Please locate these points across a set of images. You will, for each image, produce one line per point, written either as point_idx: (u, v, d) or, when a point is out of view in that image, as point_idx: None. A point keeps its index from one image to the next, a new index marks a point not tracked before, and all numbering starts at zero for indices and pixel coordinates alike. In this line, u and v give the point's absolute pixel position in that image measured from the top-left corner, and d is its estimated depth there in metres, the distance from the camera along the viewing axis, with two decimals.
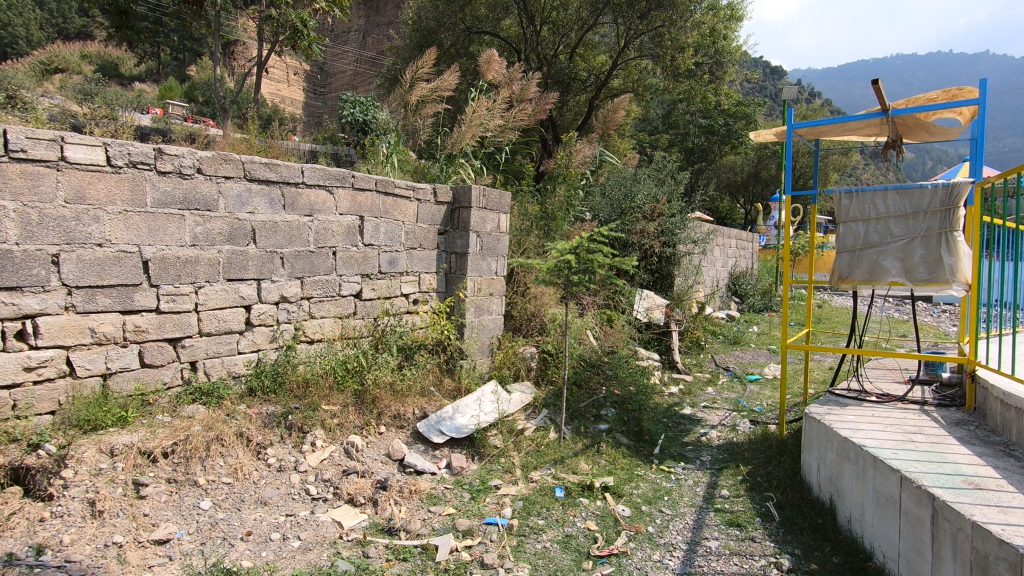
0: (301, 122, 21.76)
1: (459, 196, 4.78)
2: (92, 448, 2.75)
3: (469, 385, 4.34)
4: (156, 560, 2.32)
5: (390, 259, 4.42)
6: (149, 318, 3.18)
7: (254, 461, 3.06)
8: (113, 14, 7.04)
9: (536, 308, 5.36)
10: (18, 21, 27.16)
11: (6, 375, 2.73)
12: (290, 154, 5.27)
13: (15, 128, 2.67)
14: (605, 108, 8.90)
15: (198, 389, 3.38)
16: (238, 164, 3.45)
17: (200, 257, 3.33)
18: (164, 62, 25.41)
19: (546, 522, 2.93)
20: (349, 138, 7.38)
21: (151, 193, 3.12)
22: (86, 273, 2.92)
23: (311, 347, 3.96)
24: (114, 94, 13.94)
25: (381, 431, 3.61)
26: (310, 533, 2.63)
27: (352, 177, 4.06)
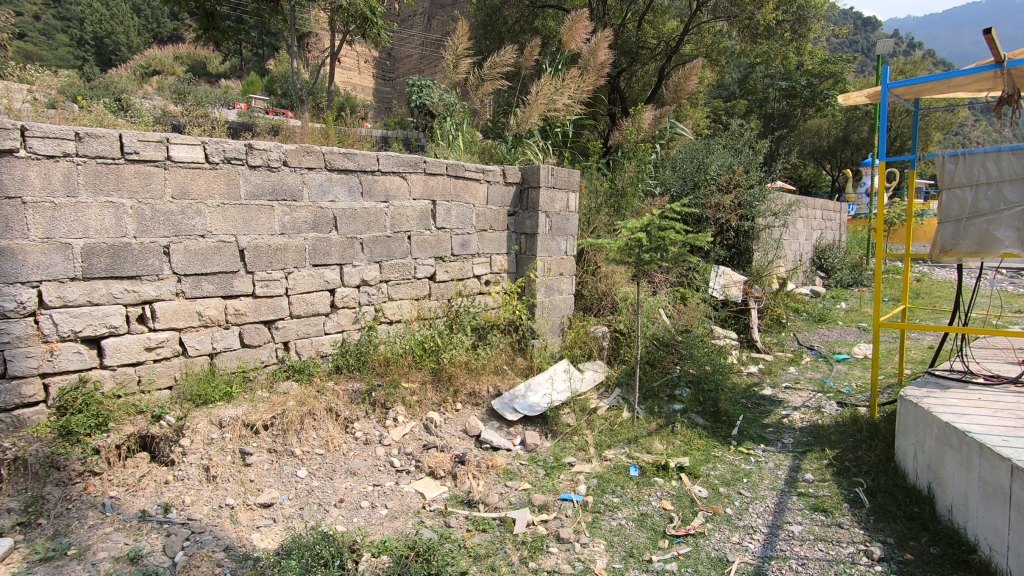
0: (372, 108, 22.45)
1: (527, 176, 4.78)
2: (205, 420, 3.04)
3: (541, 363, 4.41)
4: (263, 522, 2.57)
5: (462, 241, 4.52)
6: (247, 302, 3.45)
7: (343, 434, 3.28)
8: (201, 17, 7.54)
9: (607, 287, 5.30)
10: (120, 29, 29.78)
11: (131, 354, 3.06)
12: (364, 142, 5.47)
13: (129, 133, 2.92)
14: (674, 76, 8.60)
15: (291, 366, 3.65)
16: (319, 155, 3.63)
17: (288, 245, 3.57)
18: (246, 58, 26.80)
19: (621, 500, 2.95)
20: (419, 122, 7.56)
21: (245, 186, 3.35)
22: (193, 262, 3.21)
23: (391, 327, 4.17)
24: (204, 92, 14.96)
25: (458, 408, 3.75)
26: (395, 502, 2.80)
27: (423, 162, 4.16)
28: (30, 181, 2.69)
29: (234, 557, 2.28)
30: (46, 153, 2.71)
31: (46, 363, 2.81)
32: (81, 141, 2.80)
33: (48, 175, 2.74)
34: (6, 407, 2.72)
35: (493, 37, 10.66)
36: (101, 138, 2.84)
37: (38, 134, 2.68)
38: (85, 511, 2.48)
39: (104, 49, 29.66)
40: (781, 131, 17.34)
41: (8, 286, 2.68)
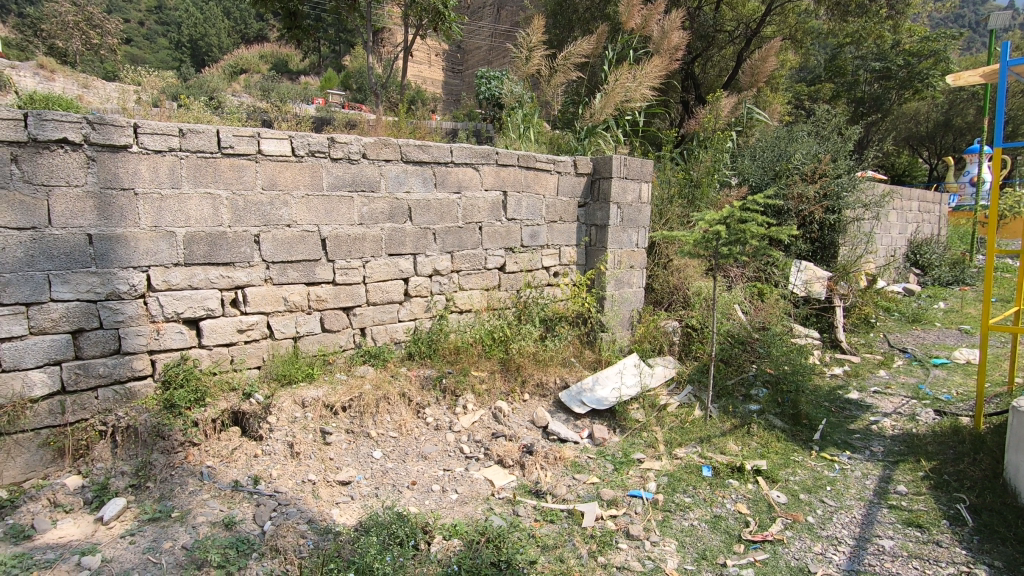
0: (442, 101, 22.83)
1: (599, 167, 4.70)
2: (289, 399, 3.23)
3: (610, 357, 4.36)
4: (342, 498, 2.70)
5: (531, 232, 4.52)
6: (328, 289, 3.62)
7: (415, 419, 3.38)
8: (285, 17, 7.92)
9: (680, 281, 5.14)
10: (212, 31, 31.88)
11: (225, 335, 3.29)
12: (436, 134, 5.57)
13: (225, 128, 3.11)
14: (750, 58, 8.22)
15: (367, 351, 3.81)
16: (395, 148, 3.73)
17: (366, 235, 3.71)
18: (324, 55, 27.92)
19: (693, 500, 2.87)
20: (489, 113, 7.63)
21: (327, 178, 3.50)
22: (280, 250, 3.39)
23: (461, 317, 4.25)
24: (286, 89, 15.76)
25: (526, 398, 3.77)
26: (465, 488, 2.86)
27: (496, 153, 4.18)
28: (141, 174, 2.92)
29: (317, 530, 2.42)
30: (154, 148, 2.93)
31: (153, 341, 3.07)
32: (184, 137, 3.00)
33: (156, 169, 2.96)
34: (120, 379, 3.00)
35: (563, 25, 10.52)
36: (201, 134, 3.04)
37: (148, 131, 2.89)
38: (186, 478, 2.71)
39: (199, 50, 31.85)
40: (873, 117, 16.07)
41: (122, 270, 2.93)
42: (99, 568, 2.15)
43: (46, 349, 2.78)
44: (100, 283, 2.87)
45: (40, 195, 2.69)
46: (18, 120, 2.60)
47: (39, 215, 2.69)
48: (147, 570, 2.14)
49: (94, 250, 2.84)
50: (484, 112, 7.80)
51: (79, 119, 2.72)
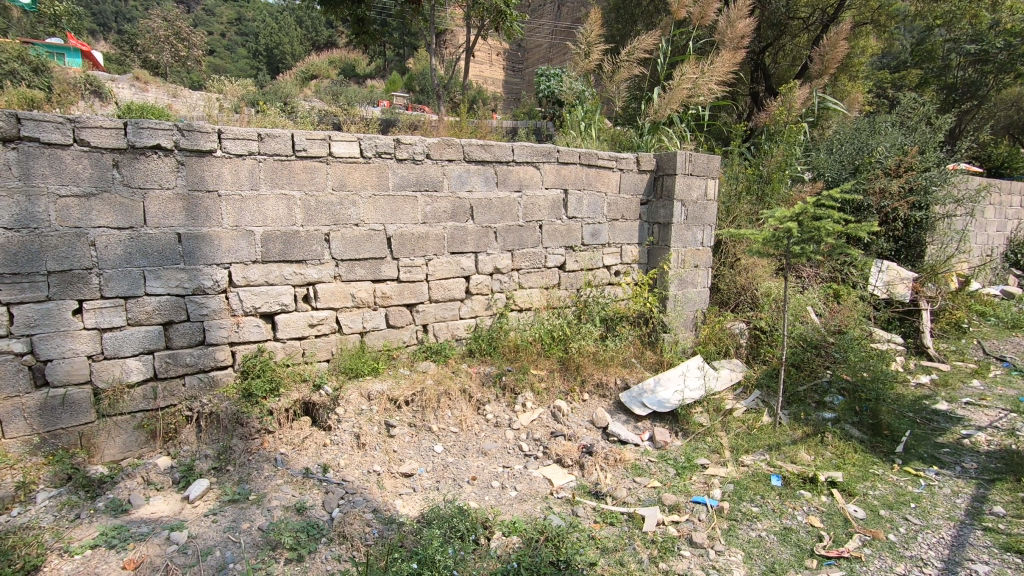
0: (502, 100, 22.95)
1: (663, 163, 4.58)
2: (356, 392, 3.36)
3: (672, 359, 4.26)
4: (404, 489, 2.78)
5: (592, 230, 4.48)
6: (393, 286, 3.73)
7: (476, 415, 3.44)
8: (353, 23, 8.21)
9: (748, 281, 4.93)
10: (286, 40, 33.49)
11: (298, 329, 3.46)
12: (496, 133, 5.60)
13: (299, 132, 3.25)
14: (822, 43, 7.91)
15: (429, 347, 3.90)
16: (458, 148, 3.79)
17: (429, 233, 3.79)
18: (389, 58, 28.70)
19: (761, 510, 2.76)
20: (549, 111, 7.60)
21: (393, 178, 3.60)
22: (349, 248, 3.53)
23: (521, 315, 4.28)
24: (354, 93, 16.34)
25: (585, 398, 3.73)
26: (524, 486, 2.88)
27: (557, 151, 4.16)
28: (224, 177, 3.11)
29: (381, 519, 2.50)
30: (236, 152, 3.11)
31: (233, 333, 3.27)
32: (262, 141, 3.17)
33: (237, 172, 3.14)
34: (204, 368, 3.22)
35: (625, 19, 10.32)
36: (278, 138, 3.19)
37: (230, 136, 3.07)
38: (262, 464, 2.88)
39: (274, 58, 33.58)
40: (968, 104, 14.74)
41: (207, 267, 3.14)
42: (185, 543, 2.31)
43: (141, 339, 3.02)
44: (187, 279, 3.09)
45: (137, 197, 2.92)
46: (119, 129, 2.82)
47: (136, 216, 2.93)
48: (228, 548, 2.29)
49: (183, 248, 3.05)
50: (544, 110, 7.78)
51: (170, 127, 2.92)
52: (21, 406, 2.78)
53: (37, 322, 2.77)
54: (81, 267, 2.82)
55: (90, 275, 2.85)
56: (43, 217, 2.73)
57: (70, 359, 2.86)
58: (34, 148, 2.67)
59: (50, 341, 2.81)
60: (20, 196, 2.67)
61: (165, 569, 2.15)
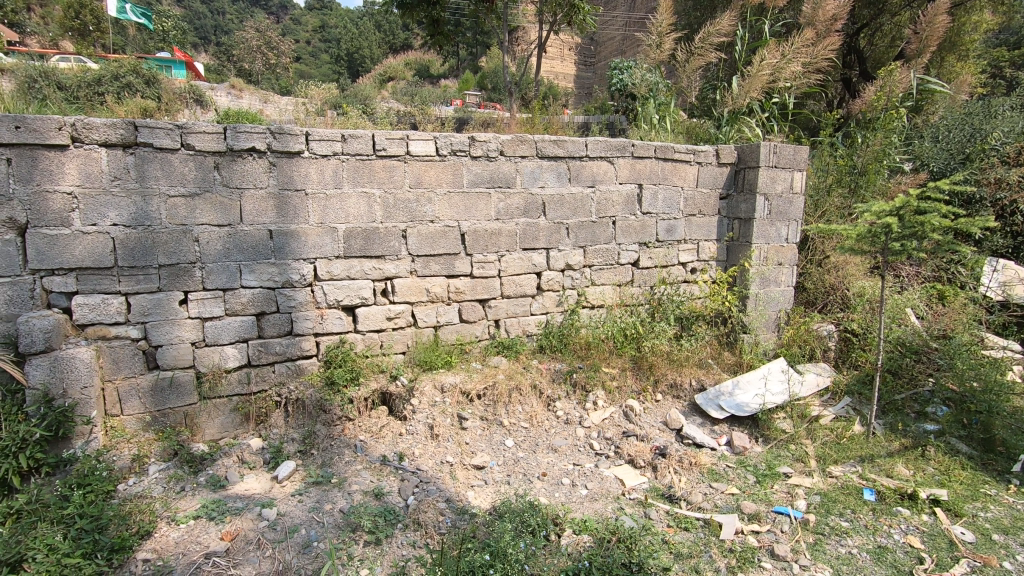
0: (574, 95, 22.75)
1: (745, 156, 4.37)
2: (430, 384, 3.45)
3: (752, 361, 4.07)
4: (476, 481, 2.83)
5: (668, 226, 4.35)
6: (466, 282, 3.80)
7: (546, 412, 3.44)
8: (429, 24, 8.40)
9: (838, 280, 4.61)
10: (366, 44, 34.88)
11: (376, 322, 3.60)
12: (568, 128, 5.56)
13: (379, 132, 3.37)
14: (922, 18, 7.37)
15: (501, 343, 3.94)
16: (531, 144, 3.79)
17: (502, 230, 3.82)
18: (462, 57, 29.16)
19: (851, 525, 2.58)
20: (622, 105, 7.46)
21: (467, 175, 3.66)
22: (424, 244, 3.63)
23: (593, 312, 4.23)
24: (428, 93, 16.74)
25: (658, 399, 3.63)
26: (595, 484, 2.85)
27: (632, 145, 4.07)
28: (311, 177, 3.28)
29: (454, 509, 2.56)
30: (321, 153, 3.27)
31: (318, 324, 3.45)
32: (345, 142, 3.31)
33: (323, 172, 3.31)
34: (292, 357, 3.42)
35: (704, 6, 9.91)
36: (360, 138, 3.33)
37: (317, 138, 3.23)
38: (344, 449, 3.03)
39: (354, 62, 35.06)
40: None
41: (295, 262, 3.33)
42: (275, 520, 2.48)
43: (237, 328, 3.26)
44: (278, 273, 3.29)
45: (234, 197, 3.14)
46: (219, 133, 3.05)
47: (234, 215, 3.16)
48: (313, 527, 2.42)
49: (274, 244, 3.26)
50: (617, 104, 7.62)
51: (264, 130, 3.12)
52: (136, 386, 3.08)
53: (150, 311, 3.05)
54: (186, 261, 3.08)
55: (194, 269, 3.11)
56: (155, 215, 3.00)
57: (177, 345, 3.14)
58: (148, 153, 2.94)
59: (160, 328, 3.09)
60: (137, 197, 2.95)
61: (257, 543, 2.32)
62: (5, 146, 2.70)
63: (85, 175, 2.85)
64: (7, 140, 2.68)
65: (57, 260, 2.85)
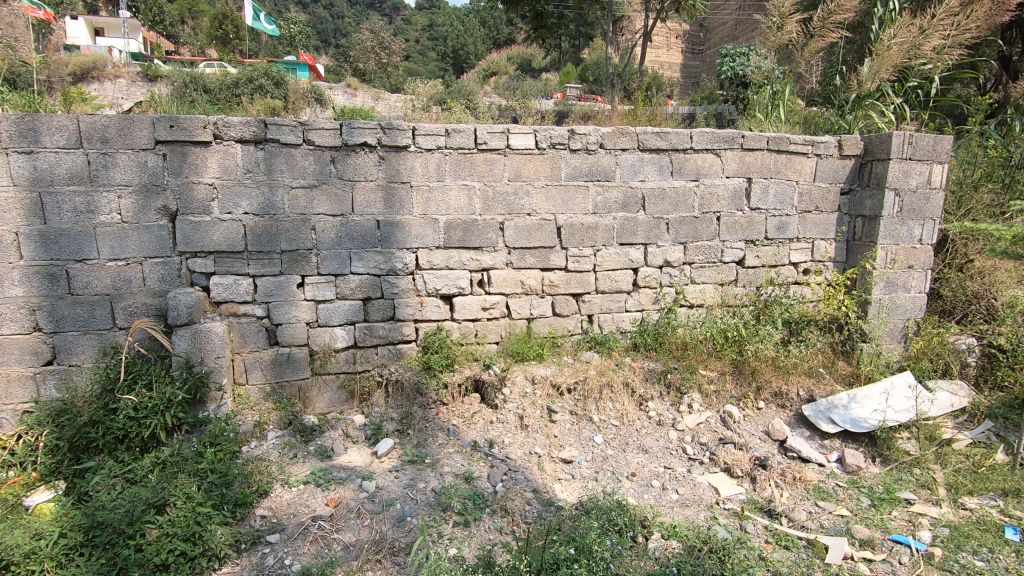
0: (680, 85, 21.81)
1: (873, 146, 3.97)
2: (522, 375, 3.50)
3: (871, 373, 3.70)
4: (564, 475, 2.83)
5: (778, 223, 4.06)
6: (561, 275, 3.80)
7: (638, 411, 3.36)
8: (533, 18, 8.44)
9: (983, 288, 4.06)
10: (471, 41, 35.74)
11: (472, 311, 3.70)
12: (672, 120, 5.34)
13: (481, 126, 3.45)
14: None
15: (593, 338, 3.90)
16: (633, 136, 3.70)
17: (599, 224, 3.77)
18: (564, 50, 29.00)
19: (987, 566, 2.28)
20: (731, 94, 7.05)
21: (565, 169, 3.65)
22: (521, 237, 3.67)
23: (692, 312, 4.06)
24: (530, 87, 16.82)
25: (761, 406, 3.42)
26: (688, 490, 2.74)
27: (742, 137, 3.84)
28: (416, 170, 3.44)
29: (541, 500, 2.59)
30: (426, 147, 3.41)
31: (418, 311, 3.62)
32: (449, 136, 3.43)
33: (427, 165, 3.45)
34: (394, 340, 3.62)
35: None
36: (463, 132, 3.43)
37: (423, 132, 3.38)
38: (437, 432, 3.16)
39: (459, 59, 36.07)
40: None
41: (399, 251, 3.51)
42: (373, 492, 2.65)
43: (346, 311, 3.50)
44: (383, 261, 3.49)
45: (348, 189, 3.37)
46: (336, 129, 3.27)
47: (346, 205, 3.38)
48: (407, 503, 2.56)
49: (381, 234, 3.45)
50: (726, 93, 7.21)
51: (375, 126, 3.31)
52: (260, 359, 3.41)
53: (273, 292, 3.36)
54: (304, 248, 3.36)
55: (310, 255, 3.37)
56: (279, 205, 3.29)
57: (294, 324, 3.43)
58: (275, 148, 3.23)
59: (281, 308, 3.39)
60: (265, 188, 3.25)
61: (357, 512, 2.50)
62: (162, 143, 3.09)
63: (224, 168, 3.19)
64: (163, 138, 3.07)
65: (200, 244, 3.22)
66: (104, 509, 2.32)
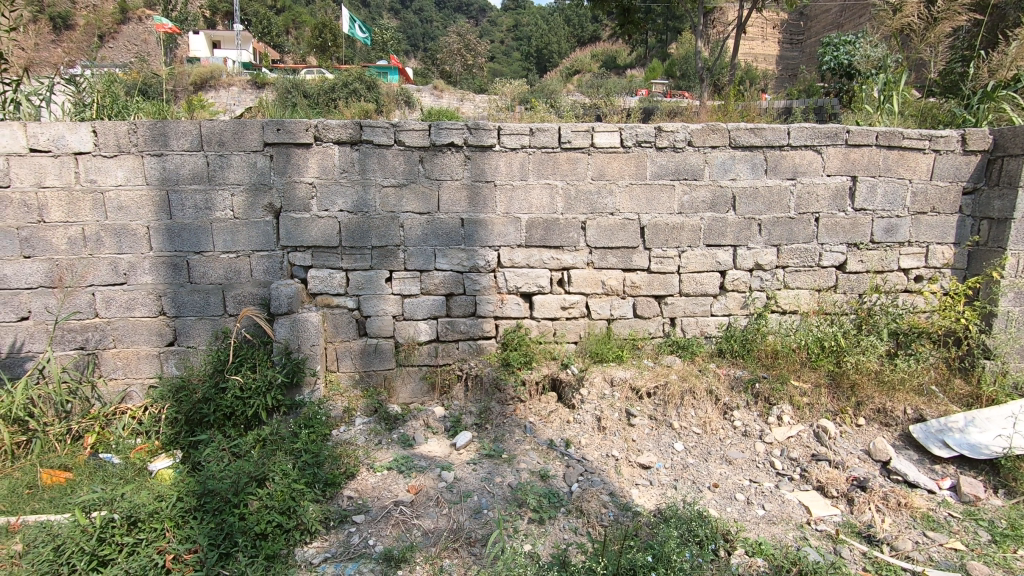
0: (777, 77, 20.56)
1: (1004, 141, 3.55)
2: (600, 376, 3.46)
3: (995, 395, 3.32)
4: (641, 480, 2.78)
5: (887, 226, 3.74)
6: (643, 276, 3.71)
7: (722, 420, 3.22)
8: (620, 14, 8.29)
9: None
10: (555, 39, 35.67)
11: (552, 310, 3.71)
12: (767, 115, 5.05)
13: (565, 125, 3.45)
14: None
15: (676, 342, 3.78)
16: (725, 133, 3.54)
17: (685, 224, 3.65)
18: (651, 46, 28.26)
19: None
20: (833, 86, 6.57)
21: (651, 167, 3.56)
22: (602, 236, 3.62)
23: (784, 318, 3.83)
24: (615, 84, 16.52)
25: (861, 423, 3.16)
26: (775, 506, 2.60)
27: (846, 132, 3.57)
28: (500, 169, 3.49)
29: (617, 503, 2.56)
30: (511, 146, 3.46)
31: (498, 308, 3.67)
32: (533, 135, 3.45)
33: (511, 164, 3.49)
34: (474, 336, 3.69)
35: None
36: (547, 131, 3.44)
37: (508, 132, 3.42)
38: (514, 428, 3.20)
39: (543, 57, 36.10)
40: None
41: (482, 248, 3.58)
42: (451, 483, 2.73)
43: (430, 306, 3.62)
44: (466, 258, 3.57)
45: (434, 187, 3.48)
46: (426, 130, 3.39)
47: (433, 203, 3.50)
48: (484, 495, 2.62)
49: (464, 232, 3.54)
50: (828, 86, 6.71)
51: (462, 127, 3.40)
52: (350, 349, 3.61)
53: (364, 286, 3.54)
54: (393, 244, 3.51)
55: (398, 251, 3.52)
56: (371, 203, 3.45)
57: (381, 316, 3.59)
58: (369, 149, 3.40)
59: (370, 301, 3.56)
60: (359, 186, 3.43)
61: (436, 500, 2.59)
62: (269, 145, 3.35)
63: (323, 168, 3.40)
64: (271, 140, 3.33)
65: (300, 238, 3.46)
66: (213, 478, 2.54)
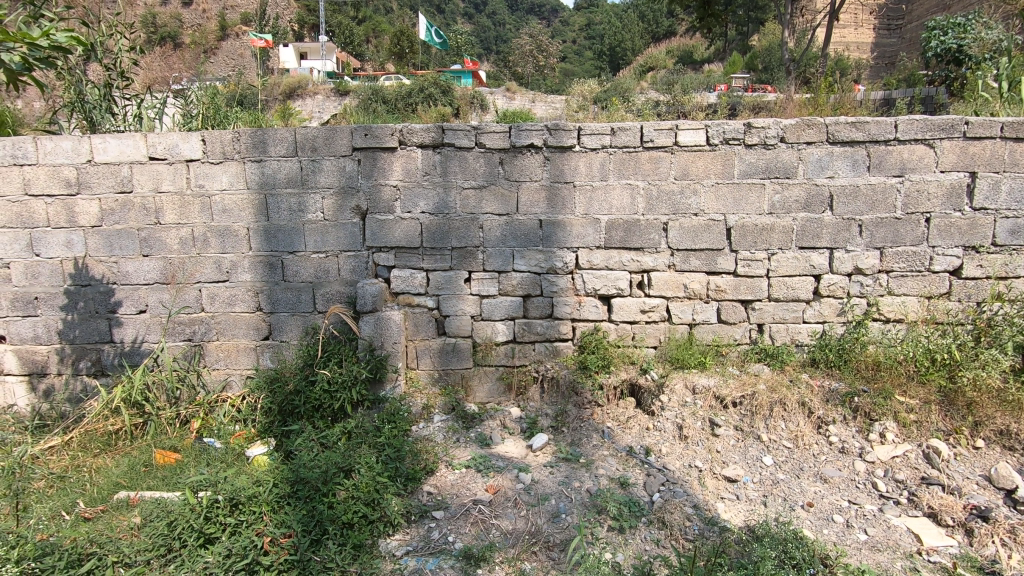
0: (873, 67, 19.08)
1: None
2: (681, 383, 3.35)
3: None
4: (727, 494, 2.65)
5: (1011, 226, 3.37)
6: (728, 280, 3.55)
7: (816, 434, 3.01)
8: (699, 8, 7.99)
9: None
10: (629, 36, 34.97)
11: (631, 313, 3.62)
12: (865, 107, 4.69)
13: (648, 123, 3.35)
14: None
15: (764, 350, 3.59)
16: (822, 128, 3.32)
17: (776, 225, 3.45)
18: (731, 39, 27.08)
19: None
20: (941, 74, 6.02)
21: (739, 165, 3.40)
22: (686, 238, 3.50)
23: (887, 327, 3.53)
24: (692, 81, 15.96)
25: (979, 446, 2.86)
26: (879, 532, 2.40)
27: (964, 123, 3.24)
28: (580, 169, 3.45)
29: (702, 517, 2.46)
30: (592, 146, 3.41)
31: (576, 310, 3.63)
32: (614, 135, 3.38)
33: (591, 164, 3.44)
34: (550, 338, 3.67)
35: None
36: (629, 130, 3.36)
37: (588, 132, 3.38)
38: (591, 432, 3.14)
39: (616, 56, 35.49)
40: None
41: (560, 250, 3.55)
42: (529, 485, 2.72)
43: (508, 307, 3.63)
44: (545, 259, 3.56)
45: (513, 189, 3.49)
46: (506, 132, 3.41)
47: (512, 204, 3.51)
48: (562, 500, 2.59)
49: (543, 233, 3.53)
50: (934, 73, 6.14)
51: (542, 128, 3.39)
52: (429, 347, 3.69)
53: (443, 286, 3.62)
54: (472, 245, 3.56)
55: (477, 252, 3.57)
56: (452, 205, 3.52)
57: (460, 316, 3.66)
58: (451, 151, 3.46)
59: (449, 301, 3.63)
60: (440, 188, 3.51)
61: (514, 501, 2.59)
62: (358, 150, 3.50)
63: (406, 171, 3.50)
64: (359, 145, 3.48)
65: (384, 239, 3.58)
66: (304, 467, 2.66)
